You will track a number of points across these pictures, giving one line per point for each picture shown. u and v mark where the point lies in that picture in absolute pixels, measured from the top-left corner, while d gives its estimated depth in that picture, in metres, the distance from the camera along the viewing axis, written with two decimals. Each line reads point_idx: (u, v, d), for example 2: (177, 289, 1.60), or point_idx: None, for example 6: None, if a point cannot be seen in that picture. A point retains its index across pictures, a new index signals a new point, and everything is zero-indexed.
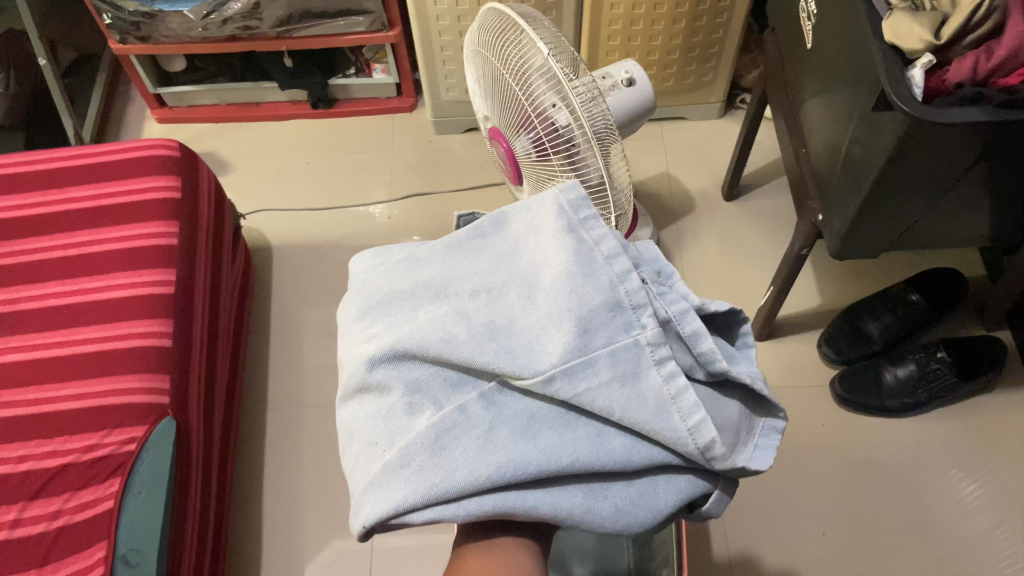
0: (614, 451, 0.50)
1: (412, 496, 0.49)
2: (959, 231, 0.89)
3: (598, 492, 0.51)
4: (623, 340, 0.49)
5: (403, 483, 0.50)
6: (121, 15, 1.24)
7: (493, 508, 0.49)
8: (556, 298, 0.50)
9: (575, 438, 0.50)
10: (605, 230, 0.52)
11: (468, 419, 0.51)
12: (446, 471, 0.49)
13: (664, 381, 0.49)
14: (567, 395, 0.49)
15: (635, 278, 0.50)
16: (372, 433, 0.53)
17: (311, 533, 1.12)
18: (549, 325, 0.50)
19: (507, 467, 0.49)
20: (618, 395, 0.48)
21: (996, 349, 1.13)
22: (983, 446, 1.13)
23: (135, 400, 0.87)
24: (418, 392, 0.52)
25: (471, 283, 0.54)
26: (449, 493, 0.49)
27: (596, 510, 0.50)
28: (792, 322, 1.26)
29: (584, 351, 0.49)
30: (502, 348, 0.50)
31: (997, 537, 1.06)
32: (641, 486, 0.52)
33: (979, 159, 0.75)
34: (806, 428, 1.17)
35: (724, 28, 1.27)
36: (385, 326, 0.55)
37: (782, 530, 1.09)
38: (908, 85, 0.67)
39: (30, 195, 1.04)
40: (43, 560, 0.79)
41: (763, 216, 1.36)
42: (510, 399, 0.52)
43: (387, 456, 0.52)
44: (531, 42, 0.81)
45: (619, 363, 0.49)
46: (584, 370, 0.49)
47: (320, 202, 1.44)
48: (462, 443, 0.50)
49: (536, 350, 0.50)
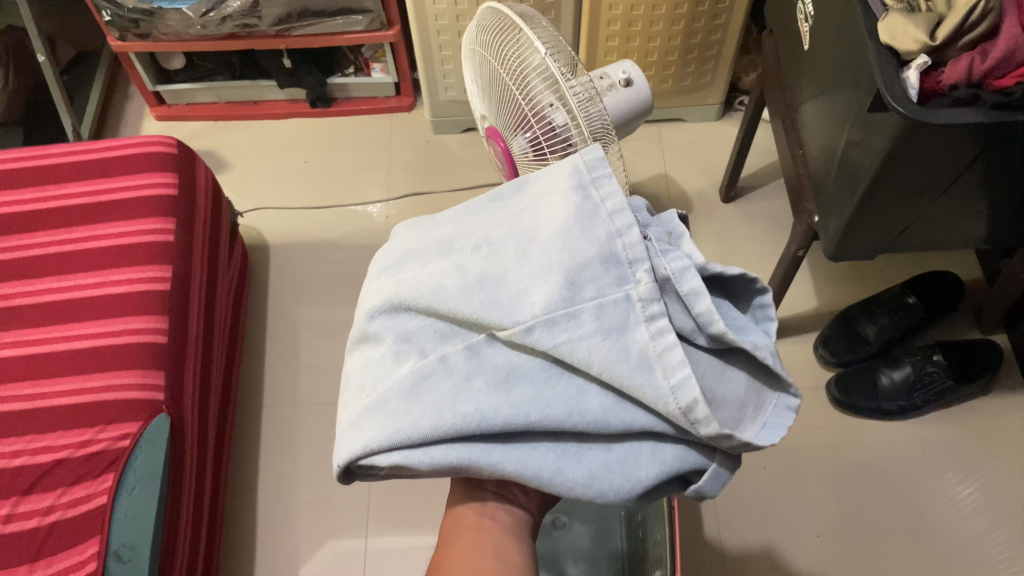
0: (591, 410, 0.50)
1: (381, 437, 0.51)
2: (956, 234, 0.89)
3: (572, 455, 0.51)
4: (613, 294, 0.49)
5: (377, 426, 0.52)
6: (120, 12, 1.25)
7: (456, 459, 0.50)
8: (550, 252, 0.51)
9: (554, 395, 0.50)
10: (615, 187, 0.52)
11: (448, 368, 0.52)
12: (417, 417, 0.50)
13: (652, 339, 0.48)
14: (547, 346, 0.49)
15: (634, 234, 0.50)
16: (362, 379, 0.56)
17: (306, 532, 1.12)
18: (538, 277, 0.50)
19: (474, 417, 0.49)
20: (598, 349, 0.48)
21: (992, 353, 1.13)
22: (979, 449, 1.13)
23: (129, 397, 0.87)
24: (406, 341, 0.54)
25: (475, 237, 0.55)
26: (413, 438, 0.50)
27: (568, 473, 0.50)
28: (787, 324, 1.26)
29: (569, 303, 0.49)
30: (486, 299, 0.51)
31: (993, 540, 1.06)
32: (622, 451, 0.51)
33: (974, 161, 0.75)
34: (800, 429, 1.17)
35: (722, 29, 1.28)
36: (390, 279, 0.57)
37: (776, 531, 1.09)
38: (903, 86, 0.67)
39: (27, 191, 1.04)
40: (36, 555, 0.79)
41: (759, 218, 1.36)
42: (498, 352, 0.52)
43: (368, 400, 0.54)
44: (528, 42, 0.82)
45: (604, 317, 0.49)
46: (566, 322, 0.49)
47: (318, 202, 1.44)
48: (439, 391, 0.51)
49: (522, 300, 0.50)
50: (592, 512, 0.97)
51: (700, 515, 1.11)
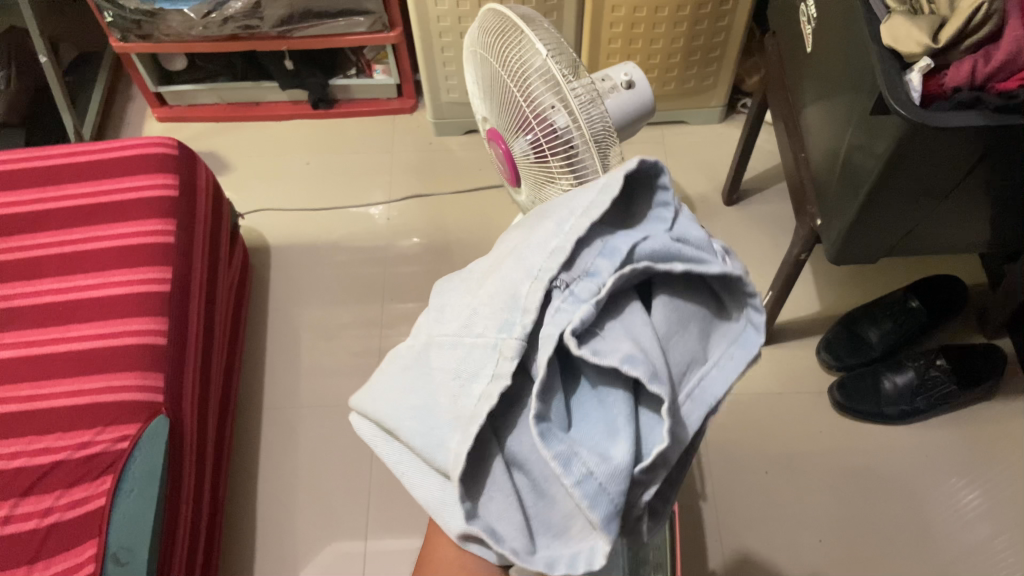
0: (429, 439, 0.49)
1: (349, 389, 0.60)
2: (961, 236, 0.88)
3: (420, 480, 0.52)
4: (490, 336, 0.48)
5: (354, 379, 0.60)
6: (123, 14, 1.25)
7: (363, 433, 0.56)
8: (486, 279, 0.52)
9: (426, 417, 0.50)
10: (583, 225, 0.49)
11: (391, 354, 0.55)
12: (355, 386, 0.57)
13: (484, 395, 0.47)
14: (432, 365, 0.51)
15: (541, 281, 0.48)
16: None
17: (306, 534, 1.12)
18: (465, 298, 0.52)
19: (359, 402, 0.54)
20: (451, 382, 0.49)
21: (996, 358, 1.13)
22: (983, 455, 1.12)
23: (126, 399, 0.87)
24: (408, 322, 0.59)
25: (491, 244, 0.58)
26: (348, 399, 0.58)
27: (413, 491, 0.52)
28: (790, 327, 1.25)
29: (461, 331, 0.50)
30: (433, 306, 0.54)
31: (996, 547, 1.05)
32: (448, 496, 0.50)
33: (978, 163, 0.74)
34: (803, 434, 1.16)
35: (725, 32, 1.27)
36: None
37: (778, 537, 1.09)
38: (906, 90, 0.67)
39: (27, 192, 1.04)
40: (34, 556, 0.79)
41: (763, 221, 1.36)
42: (411, 356, 0.53)
43: None
44: (529, 44, 0.82)
45: (467, 359, 0.49)
46: (448, 348, 0.50)
47: (320, 203, 1.44)
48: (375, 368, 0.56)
49: (441, 315, 0.53)
50: None
51: (701, 518, 1.10)
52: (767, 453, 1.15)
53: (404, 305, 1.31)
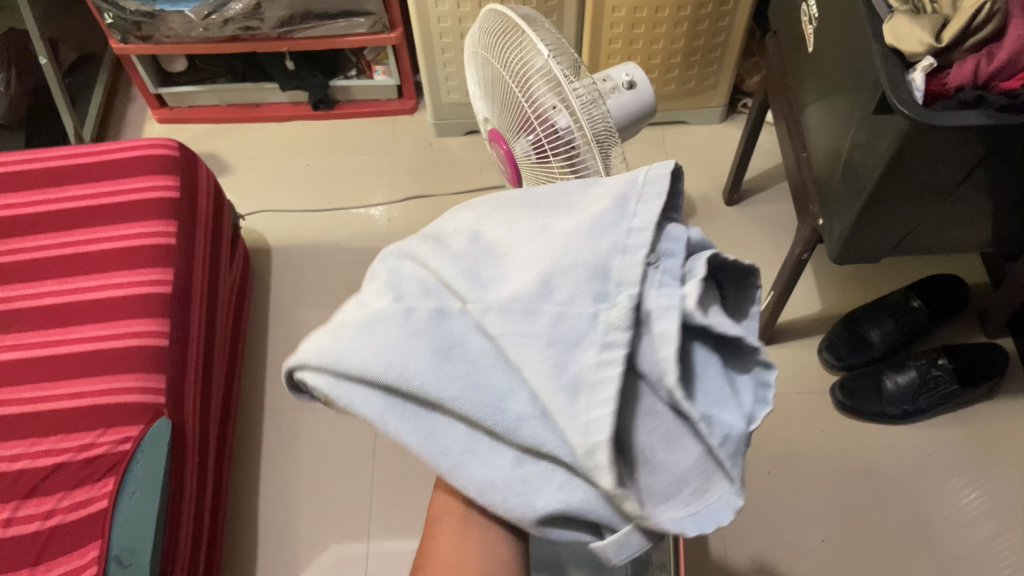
0: (508, 416, 0.47)
1: (315, 353, 0.50)
2: (961, 236, 0.88)
3: (479, 458, 0.48)
4: (583, 306, 0.46)
5: (318, 336, 0.50)
6: (122, 15, 1.25)
7: (368, 411, 0.49)
8: (548, 247, 0.49)
9: (488, 390, 0.47)
10: (655, 208, 0.49)
11: (406, 318, 0.49)
12: (347, 346, 0.49)
13: (595, 366, 0.44)
14: (494, 334, 0.47)
15: (638, 255, 0.47)
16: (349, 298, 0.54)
17: (307, 536, 1.11)
18: (523, 267, 0.49)
19: (392, 369, 0.47)
20: (539, 351, 0.46)
21: (997, 357, 1.13)
22: (984, 454, 1.12)
23: (129, 401, 0.87)
24: (393, 282, 0.51)
25: (502, 214, 0.54)
26: (337, 365, 0.48)
27: (467, 471, 0.48)
28: (792, 327, 1.25)
29: (536, 299, 0.47)
30: (468, 269, 0.50)
31: (998, 546, 1.05)
32: (527, 474, 0.48)
33: (980, 163, 0.74)
34: (805, 434, 1.16)
35: (725, 33, 1.27)
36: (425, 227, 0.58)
37: (780, 537, 1.09)
38: (909, 89, 0.66)
39: (29, 194, 1.04)
40: (37, 558, 0.79)
41: (763, 221, 1.36)
42: (457, 324, 0.48)
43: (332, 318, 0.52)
44: (530, 44, 0.81)
45: (559, 328, 0.46)
46: (522, 316, 0.47)
47: (320, 204, 1.43)
48: (382, 330, 0.49)
49: (499, 283, 0.49)
50: None
51: None
52: (769, 452, 1.15)
53: None
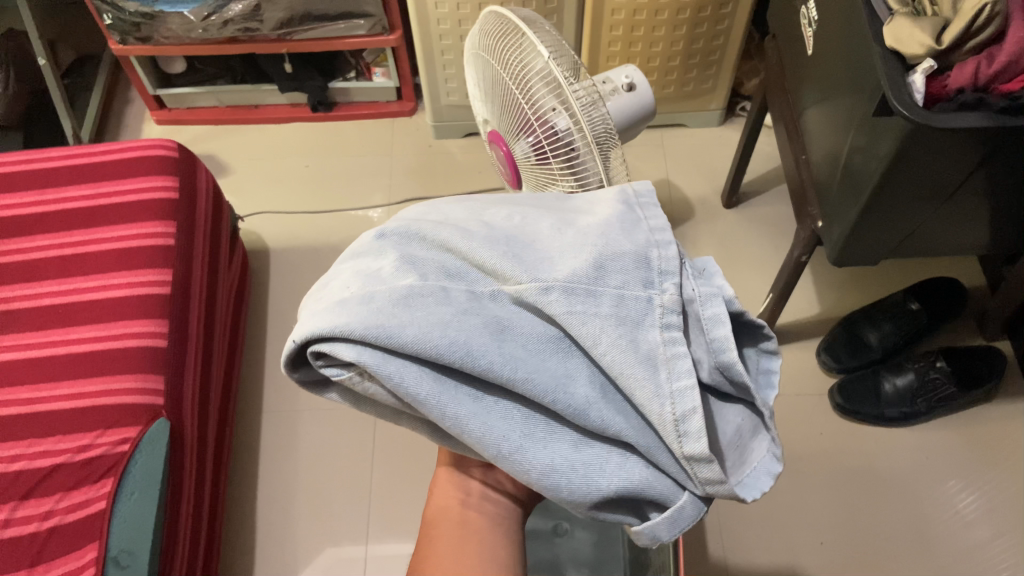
0: (575, 397, 0.45)
1: (356, 324, 0.44)
2: (959, 239, 0.89)
3: (539, 440, 0.46)
4: (636, 291, 0.46)
5: (353, 312, 0.45)
6: (122, 16, 1.24)
7: (421, 394, 0.44)
8: (583, 234, 0.49)
9: (549, 368, 0.46)
10: (660, 214, 0.51)
11: (447, 297, 0.46)
12: (402, 321, 0.44)
13: (663, 343, 0.45)
14: (558, 313, 0.45)
15: (672, 250, 0.48)
16: (349, 279, 0.48)
17: (304, 539, 1.11)
18: (567, 251, 0.48)
19: (459, 347, 0.44)
20: (611, 331, 0.45)
21: (995, 360, 1.13)
22: (982, 456, 1.12)
23: (128, 401, 0.87)
24: (411, 263, 0.48)
25: (506, 208, 0.53)
26: (391, 341, 0.43)
27: (529, 454, 0.46)
28: (791, 330, 1.25)
29: (594, 281, 0.46)
30: (509, 252, 0.48)
31: (996, 548, 1.05)
32: (589, 456, 0.46)
33: (979, 165, 0.75)
34: (803, 436, 1.16)
35: (724, 35, 1.28)
36: (409, 217, 0.53)
37: (780, 540, 1.08)
38: (909, 91, 0.67)
39: (27, 194, 1.03)
40: (35, 560, 0.78)
41: (762, 223, 1.36)
42: (503, 309, 0.47)
43: (347, 293, 0.46)
44: (531, 46, 0.82)
45: (625, 306, 0.46)
46: (586, 296, 0.46)
47: (318, 206, 1.43)
48: (431, 309, 0.45)
49: (546, 263, 0.48)
50: (594, 521, 0.99)
51: (704, 521, 1.10)
52: None
53: None
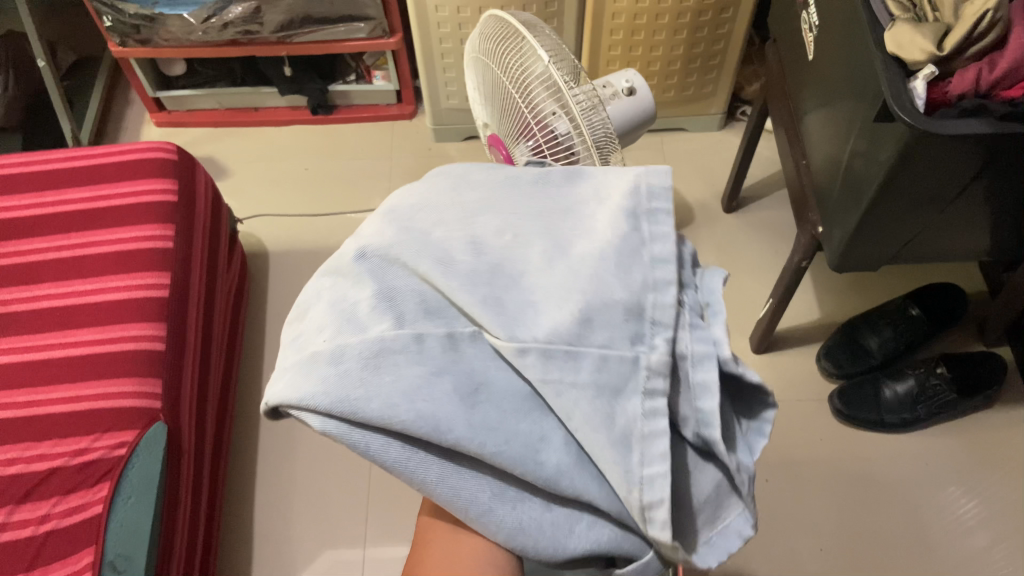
0: (545, 466, 0.47)
1: (322, 397, 0.47)
2: (961, 245, 0.88)
3: (507, 501, 0.49)
4: (621, 350, 0.47)
5: (322, 379, 0.47)
6: (122, 18, 1.24)
7: (391, 461, 0.48)
8: (573, 275, 0.49)
9: (521, 435, 0.48)
10: (668, 231, 0.50)
11: (418, 354, 0.48)
12: (368, 392, 0.47)
13: (642, 416, 0.46)
14: (535, 379, 0.47)
15: (670, 295, 0.48)
16: (325, 319, 0.51)
17: (302, 543, 1.10)
18: (553, 298, 0.48)
19: (425, 422, 0.46)
20: (586, 404, 0.46)
21: (996, 366, 1.12)
22: (981, 463, 1.12)
23: (125, 405, 0.86)
24: (388, 302, 0.50)
25: (502, 220, 0.53)
26: (357, 414, 0.46)
27: (497, 516, 0.49)
28: (790, 335, 1.25)
29: (575, 340, 0.47)
30: (489, 299, 0.49)
31: (995, 555, 1.05)
32: (558, 517, 0.49)
33: (981, 172, 0.74)
34: (803, 442, 1.16)
35: (725, 40, 1.28)
36: (399, 224, 0.54)
37: (779, 546, 1.08)
38: (910, 97, 0.66)
39: (25, 197, 1.03)
40: (30, 564, 0.78)
41: (762, 228, 1.36)
42: (477, 355, 0.49)
43: (321, 345, 0.49)
44: (530, 50, 0.81)
45: (605, 371, 0.46)
46: (564, 360, 0.46)
47: (318, 209, 1.43)
48: (402, 370, 0.48)
49: (529, 315, 0.48)
50: None
51: None
52: (768, 460, 1.14)
53: None
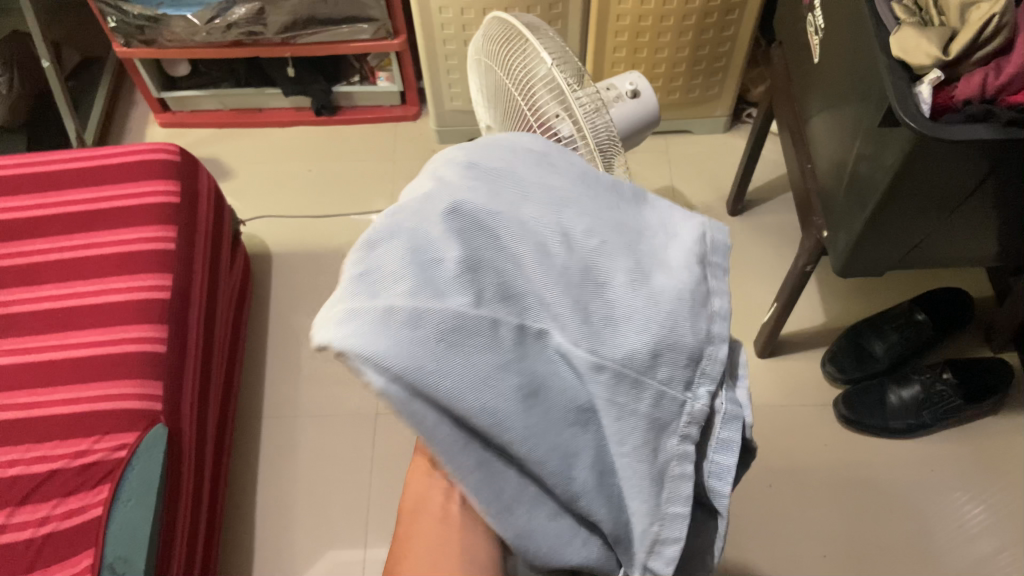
0: (577, 482, 0.45)
1: (393, 358, 0.39)
2: (966, 251, 0.87)
3: (525, 506, 0.46)
4: (677, 391, 0.46)
5: (395, 338, 0.39)
6: (126, 19, 1.25)
7: (431, 443, 0.42)
8: (660, 296, 0.46)
9: (567, 451, 0.45)
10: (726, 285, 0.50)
11: (495, 338, 0.42)
12: (441, 372, 0.40)
13: (676, 457, 0.47)
14: (597, 399, 0.44)
15: (721, 356, 0.47)
16: (401, 260, 0.42)
17: (303, 543, 1.10)
18: (635, 318, 0.45)
19: (492, 417, 0.42)
20: (638, 434, 0.45)
21: (1002, 372, 1.11)
22: (988, 469, 1.11)
23: (126, 407, 0.86)
24: (473, 270, 0.43)
25: (589, 218, 0.48)
26: (423, 390, 0.40)
27: (513, 519, 0.45)
28: (794, 339, 1.24)
29: (643, 371, 0.45)
30: (575, 303, 0.44)
31: (1001, 562, 1.04)
32: (561, 530, 0.47)
33: (987, 177, 0.73)
34: (807, 447, 1.15)
35: (730, 42, 1.27)
36: (488, 189, 0.48)
37: (781, 551, 1.07)
38: (915, 101, 0.66)
39: (27, 197, 1.03)
40: (30, 566, 0.78)
41: (767, 232, 1.35)
42: (545, 354, 0.44)
43: (397, 292, 0.41)
44: (534, 52, 0.81)
45: (661, 407, 0.45)
46: (630, 388, 0.44)
47: (321, 210, 1.43)
48: (476, 355, 0.41)
49: (609, 331, 0.45)
50: None
51: None
52: (771, 466, 1.14)
53: None
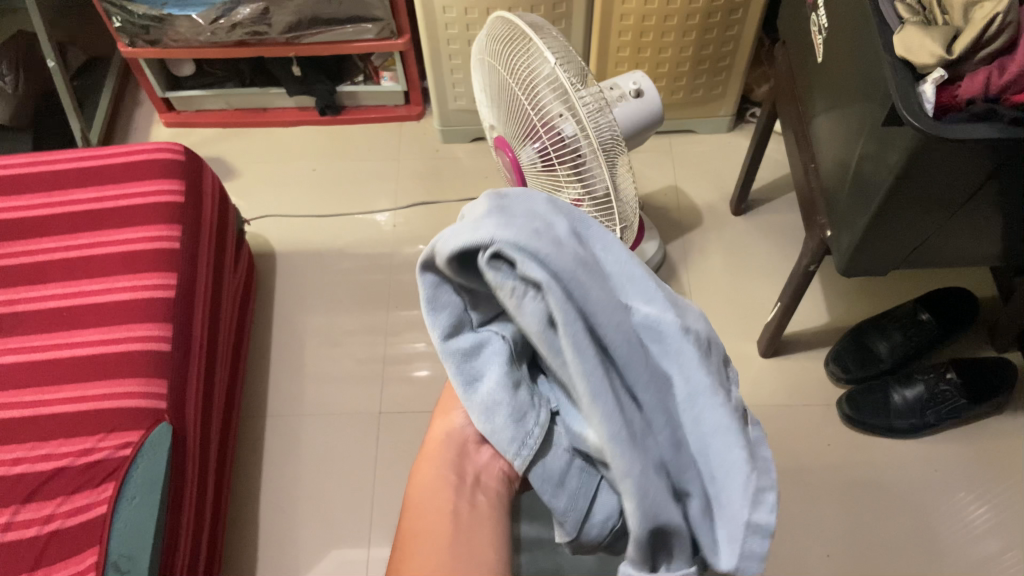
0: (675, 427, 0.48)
1: (555, 256, 0.44)
2: (970, 250, 0.87)
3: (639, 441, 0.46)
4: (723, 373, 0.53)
5: (554, 247, 0.45)
6: (131, 19, 1.25)
7: (575, 347, 0.44)
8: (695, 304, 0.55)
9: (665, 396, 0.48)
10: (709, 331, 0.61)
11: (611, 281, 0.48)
12: (588, 284, 0.45)
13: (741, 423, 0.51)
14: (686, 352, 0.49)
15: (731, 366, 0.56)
16: (532, 207, 0.48)
17: (307, 542, 1.11)
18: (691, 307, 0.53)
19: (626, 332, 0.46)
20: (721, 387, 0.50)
21: (1007, 371, 1.11)
22: (992, 469, 1.10)
23: (131, 405, 0.87)
24: (582, 234, 0.50)
25: None
26: (576, 292, 0.44)
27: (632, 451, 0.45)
28: (798, 338, 1.24)
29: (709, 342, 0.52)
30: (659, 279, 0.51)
31: (1006, 562, 1.04)
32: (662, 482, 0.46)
33: (991, 176, 0.73)
34: (811, 447, 1.15)
35: (734, 42, 1.27)
36: None
37: (785, 551, 1.07)
38: (919, 101, 0.66)
39: (33, 197, 1.04)
40: (34, 564, 0.78)
41: (771, 231, 1.35)
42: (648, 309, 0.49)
43: (539, 223, 0.47)
44: (537, 51, 0.80)
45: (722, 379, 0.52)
46: (707, 350, 0.51)
47: (325, 210, 1.43)
48: (604, 284, 0.46)
49: (683, 306, 0.52)
50: None
51: None
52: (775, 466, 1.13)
53: (409, 312, 1.30)
